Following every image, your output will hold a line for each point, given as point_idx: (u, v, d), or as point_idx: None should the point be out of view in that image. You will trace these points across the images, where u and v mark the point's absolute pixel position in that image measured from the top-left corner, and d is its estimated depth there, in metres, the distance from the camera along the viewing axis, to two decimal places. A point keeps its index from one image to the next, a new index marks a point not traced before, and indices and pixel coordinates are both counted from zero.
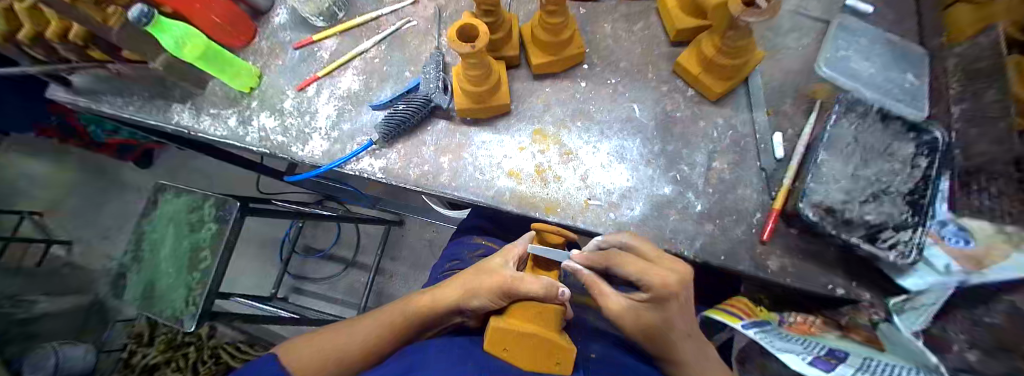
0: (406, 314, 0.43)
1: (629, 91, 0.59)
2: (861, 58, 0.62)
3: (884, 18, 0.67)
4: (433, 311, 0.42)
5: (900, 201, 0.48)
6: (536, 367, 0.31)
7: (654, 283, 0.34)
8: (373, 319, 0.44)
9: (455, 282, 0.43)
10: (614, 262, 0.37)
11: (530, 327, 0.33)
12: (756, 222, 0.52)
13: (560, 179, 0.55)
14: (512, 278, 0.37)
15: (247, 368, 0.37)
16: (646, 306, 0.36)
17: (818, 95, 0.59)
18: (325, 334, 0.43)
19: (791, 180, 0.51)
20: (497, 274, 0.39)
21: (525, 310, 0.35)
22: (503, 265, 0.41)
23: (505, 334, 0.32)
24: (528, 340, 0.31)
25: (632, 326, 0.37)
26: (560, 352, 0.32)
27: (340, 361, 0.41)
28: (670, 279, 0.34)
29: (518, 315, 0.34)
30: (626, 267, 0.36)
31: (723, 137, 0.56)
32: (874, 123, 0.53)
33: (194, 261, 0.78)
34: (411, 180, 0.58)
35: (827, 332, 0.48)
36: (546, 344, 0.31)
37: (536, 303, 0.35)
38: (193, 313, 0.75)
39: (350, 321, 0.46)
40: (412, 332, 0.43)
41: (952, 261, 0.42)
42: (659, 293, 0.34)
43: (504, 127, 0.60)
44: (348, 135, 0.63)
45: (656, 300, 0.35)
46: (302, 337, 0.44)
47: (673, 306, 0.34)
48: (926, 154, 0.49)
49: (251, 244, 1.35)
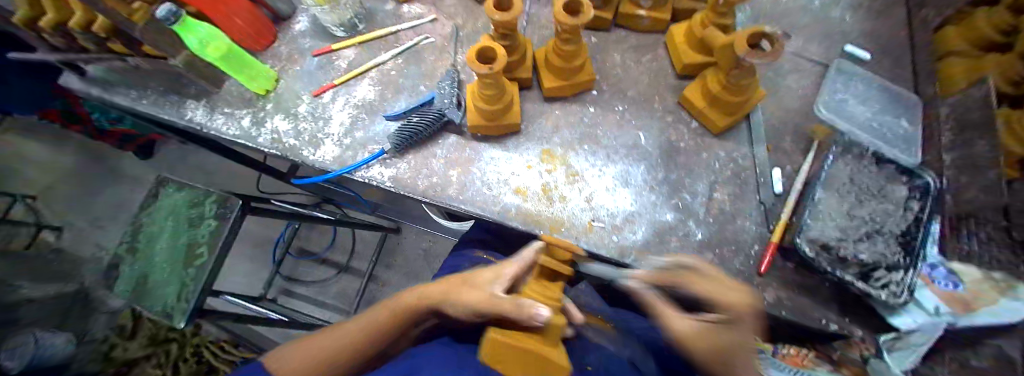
0: (392, 314, 0.40)
1: (635, 118, 0.61)
2: (858, 102, 0.65)
3: (879, 64, 0.71)
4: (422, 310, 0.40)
5: (892, 242, 0.50)
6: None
7: (730, 299, 0.29)
8: (358, 321, 0.42)
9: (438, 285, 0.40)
10: (684, 278, 0.34)
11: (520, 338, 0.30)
12: (754, 254, 0.53)
13: (565, 200, 0.57)
14: (493, 298, 0.33)
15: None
16: (714, 326, 0.30)
17: (817, 134, 0.61)
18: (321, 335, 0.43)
19: (789, 214, 0.53)
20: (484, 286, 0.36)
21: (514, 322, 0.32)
22: (490, 281, 0.37)
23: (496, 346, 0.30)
24: (520, 355, 0.30)
25: (702, 356, 0.29)
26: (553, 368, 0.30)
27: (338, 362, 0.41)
28: (746, 300, 0.30)
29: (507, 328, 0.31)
30: (696, 280, 0.32)
31: (724, 169, 0.58)
32: (867, 165, 0.55)
33: (191, 257, 0.78)
34: (418, 190, 0.59)
35: (819, 366, 0.48)
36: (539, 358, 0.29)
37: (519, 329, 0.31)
38: (184, 310, 0.74)
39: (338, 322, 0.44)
40: (402, 331, 0.42)
41: (939, 302, 0.44)
42: (734, 309, 0.29)
43: (513, 145, 0.61)
44: (360, 143, 0.64)
45: (727, 319, 0.30)
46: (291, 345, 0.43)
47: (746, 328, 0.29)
48: (917, 197, 0.52)
49: (245, 242, 1.34)
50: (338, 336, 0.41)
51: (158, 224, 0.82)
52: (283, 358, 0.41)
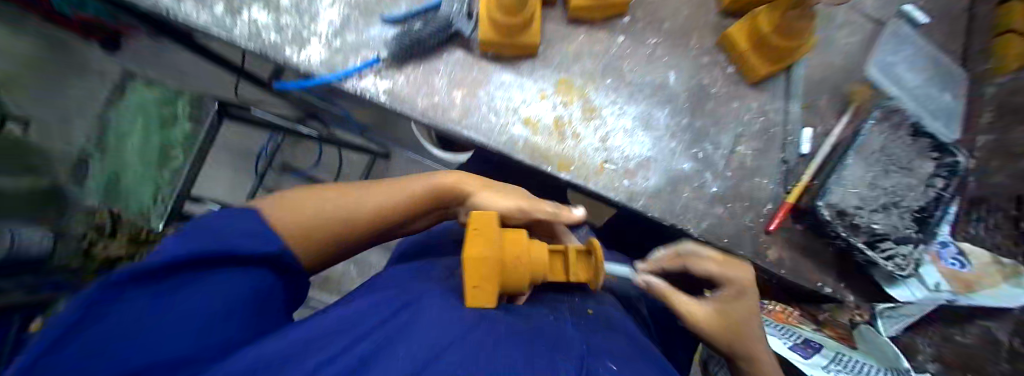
0: (411, 199, 0.41)
1: (667, 55, 0.55)
2: (907, 67, 0.59)
3: (941, 24, 0.63)
4: (441, 200, 0.43)
5: (907, 216, 0.49)
6: (473, 290, 0.28)
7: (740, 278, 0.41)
8: (383, 192, 0.41)
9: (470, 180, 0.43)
10: (693, 260, 0.43)
11: (508, 249, 0.31)
12: (766, 212, 0.52)
13: (578, 137, 0.52)
14: (526, 203, 0.40)
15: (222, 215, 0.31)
16: (734, 301, 0.40)
17: (856, 97, 0.56)
18: (327, 196, 0.38)
19: (810, 177, 0.51)
20: (517, 198, 0.40)
21: (538, 245, 0.33)
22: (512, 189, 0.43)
23: (481, 228, 0.31)
24: (489, 266, 0.29)
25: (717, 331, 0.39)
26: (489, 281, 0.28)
27: (342, 233, 0.38)
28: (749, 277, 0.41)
29: (521, 235, 0.33)
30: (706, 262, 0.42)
31: (752, 122, 0.53)
32: (904, 136, 0.52)
33: (166, 159, 0.73)
34: (416, 109, 0.52)
35: (803, 323, 0.51)
36: (466, 278, 0.28)
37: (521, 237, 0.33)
38: (161, 212, 0.72)
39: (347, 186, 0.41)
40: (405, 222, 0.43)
41: (942, 279, 0.45)
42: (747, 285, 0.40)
43: (527, 71, 0.54)
44: (352, 48, 0.55)
45: (739, 292, 0.40)
46: (285, 196, 0.38)
47: (752, 298, 0.40)
48: (943, 175, 0.49)
49: (225, 152, 1.27)
50: (352, 206, 0.38)
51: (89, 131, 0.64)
52: (277, 207, 0.35)
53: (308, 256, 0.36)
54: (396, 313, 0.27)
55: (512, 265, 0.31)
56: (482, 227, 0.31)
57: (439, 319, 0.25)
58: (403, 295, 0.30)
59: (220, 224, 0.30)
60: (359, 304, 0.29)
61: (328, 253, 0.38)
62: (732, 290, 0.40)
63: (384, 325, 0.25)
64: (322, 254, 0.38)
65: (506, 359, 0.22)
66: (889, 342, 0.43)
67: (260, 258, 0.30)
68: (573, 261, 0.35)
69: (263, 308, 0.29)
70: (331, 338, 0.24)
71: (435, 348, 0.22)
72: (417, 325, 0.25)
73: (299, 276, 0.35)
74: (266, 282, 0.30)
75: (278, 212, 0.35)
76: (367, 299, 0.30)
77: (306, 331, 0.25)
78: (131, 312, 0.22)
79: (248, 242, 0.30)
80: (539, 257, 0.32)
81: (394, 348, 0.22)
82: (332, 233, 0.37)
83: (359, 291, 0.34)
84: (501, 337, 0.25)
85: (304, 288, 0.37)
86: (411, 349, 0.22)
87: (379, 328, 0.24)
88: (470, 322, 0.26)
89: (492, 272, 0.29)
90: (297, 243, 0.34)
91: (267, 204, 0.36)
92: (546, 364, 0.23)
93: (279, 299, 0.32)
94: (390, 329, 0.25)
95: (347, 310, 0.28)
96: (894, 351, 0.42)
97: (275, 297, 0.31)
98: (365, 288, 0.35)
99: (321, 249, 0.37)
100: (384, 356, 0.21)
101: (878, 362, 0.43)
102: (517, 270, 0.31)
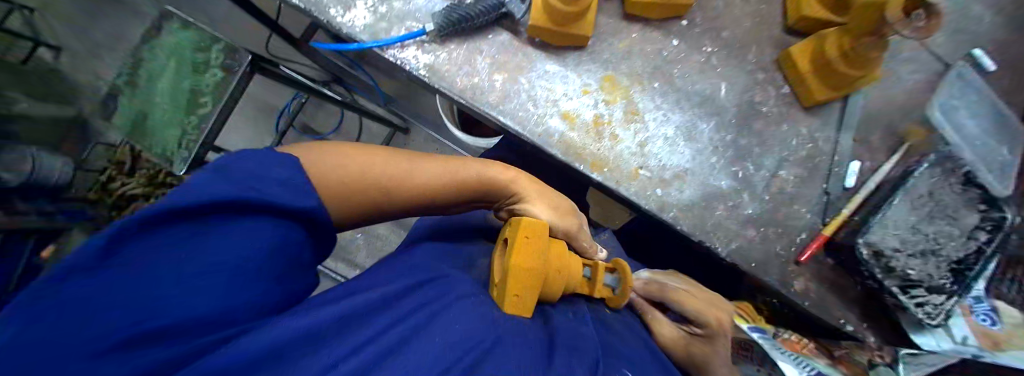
0: (458, 183, 0.40)
1: (721, 66, 0.52)
2: (969, 112, 0.54)
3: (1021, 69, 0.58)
4: (487, 194, 0.42)
5: (944, 265, 0.47)
6: (513, 291, 0.31)
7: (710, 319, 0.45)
8: (432, 172, 0.39)
9: (525, 182, 0.42)
10: (670, 294, 0.48)
11: (552, 260, 0.34)
12: (799, 241, 0.51)
13: (617, 139, 0.50)
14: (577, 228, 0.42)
15: (263, 159, 0.30)
16: (702, 344, 0.44)
17: (912, 137, 0.54)
18: (375, 162, 0.37)
19: (851, 212, 0.49)
20: (567, 217, 0.42)
21: (576, 259, 0.38)
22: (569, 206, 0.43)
23: (533, 236, 0.33)
24: (533, 273, 0.32)
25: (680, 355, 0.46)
26: (529, 287, 0.32)
27: (376, 206, 0.38)
28: (721, 316, 0.45)
29: (563, 250, 0.36)
30: (686, 298, 0.46)
31: (799, 147, 0.51)
32: (954, 183, 0.49)
33: (195, 104, 0.73)
34: (455, 88, 0.51)
35: (817, 356, 0.50)
36: (511, 286, 0.31)
37: (562, 253, 0.36)
38: (186, 157, 0.72)
39: (398, 152, 0.40)
40: (445, 207, 0.42)
41: (970, 334, 0.44)
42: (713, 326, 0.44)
43: (573, 62, 0.52)
44: (398, 15, 0.53)
45: (709, 335, 0.44)
46: (333, 145, 0.36)
47: (720, 345, 0.44)
48: (988, 229, 0.46)
49: (249, 104, 1.28)
50: (400, 180, 0.37)
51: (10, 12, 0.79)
52: (323, 158, 0.34)
53: (341, 215, 0.36)
54: (426, 305, 0.29)
55: (553, 275, 0.35)
56: (533, 234, 0.33)
57: (469, 317, 0.28)
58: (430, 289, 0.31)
59: (254, 168, 0.29)
60: (390, 287, 0.30)
61: (362, 217, 0.38)
62: (702, 333, 0.45)
63: (410, 318, 0.27)
64: (356, 216, 0.37)
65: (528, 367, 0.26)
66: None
67: (296, 213, 0.30)
68: (602, 272, 0.40)
69: (287, 262, 0.29)
70: (357, 326, 0.26)
71: (470, 350, 0.25)
72: (440, 322, 0.27)
73: (328, 235, 0.35)
74: (294, 237, 0.30)
75: (325, 163, 0.34)
76: (399, 282, 0.31)
77: (330, 313, 0.25)
78: (154, 256, 0.22)
79: (290, 196, 0.29)
80: (575, 270, 0.37)
81: (416, 347, 0.24)
82: (373, 200, 0.37)
83: (385, 270, 0.36)
84: (518, 342, 0.28)
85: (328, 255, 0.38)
86: (443, 346, 0.25)
87: (400, 327, 0.26)
88: (497, 323, 0.29)
89: (534, 282, 0.32)
90: (335, 202, 0.34)
91: (312, 151, 0.35)
92: None
93: (305, 258, 0.33)
94: (416, 322, 0.27)
95: (373, 294, 0.29)
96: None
97: (302, 255, 0.32)
98: (390, 266, 0.37)
99: (356, 212, 0.37)
100: (406, 353, 0.23)
101: None
102: (557, 281, 0.35)
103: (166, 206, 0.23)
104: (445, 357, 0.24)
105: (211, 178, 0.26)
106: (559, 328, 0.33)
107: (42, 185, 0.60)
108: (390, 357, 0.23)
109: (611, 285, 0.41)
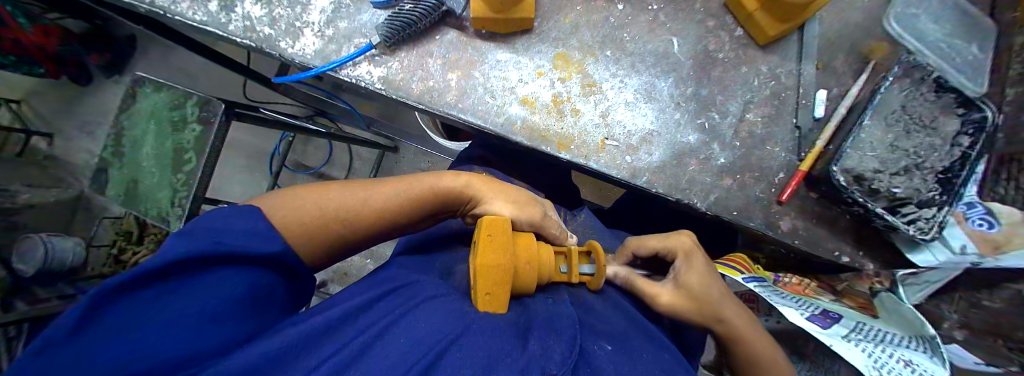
0: (419, 196, 0.40)
1: (670, 21, 0.52)
2: (931, 18, 0.52)
3: None
4: (449, 202, 0.42)
5: (930, 178, 0.46)
6: (483, 286, 0.31)
7: (676, 245, 0.46)
8: (393, 189, 0.40)
9: (481, 182, 0.43)
10: (634, 243, 0.48)
11: (520, 253, 0.35)
12: (778, 182, 0.50)
13: (578, 113, 0.50)
14: (543, 218, 0.42)
15: (221, 212, 0.31)
16: (684, 272, 0.44)
17: (876, 54, 0.52)
18: (334, 189, 0.37)
19: (825, 142, 0.49)
20: (528, 206, 0.42)
21: (544, 250, 0.37)
22: (532, 198, 0.44)
23: (495, 234, 0.33)
24: (498, 274, 0.31)
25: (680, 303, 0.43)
26: (499, 285, 0.31)
27: (341, 234, 0.37)
28: (684, 239, 0.46)
29: (531, 242, 0.36)
30: (650, 237, 0.47)
31: (763, 87, 0.51)
32: (925, 92, 0.48)
33: (179, 161, 0.73)
34: (413, 96, 0.51)
35: (821, 295, 0.51)
36: (481, 286, 0.31)
37: (529, 242, 0.36)
38: (180, 214, 0.73)
39: (353, 181, 0.40)
40: (418, 222, 0.43)
41: (968, 242, 0.43)
42: (679, 248, 0.45)
43: (523, 47, 0.52)
44: (344, 35, 0.52)
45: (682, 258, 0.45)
46: (286, 190, 0.37)
47: (698, 260, 0.44)
48: (970, 133, 0.45)
49: (238, 152, 1.30)
50: (357, 207, 0.37)
51: (17, 138, 1.01)
52: (281, 202, 0.35)
53: (308, 254, 0.35)
54: (393, 312, 0.29)
55: (523, 267, 0.34)
56: (497, 233, 0.33)
57: (436, 316, 0.28)
58: (398, 299, 0.32)
59: (216, 219, 0.30)
60: (355, 301, 0.31)
61: (328, 254, 0.38)
62: (679, 259, 0.45)
63: (375, 326, 0.27)
64: (322, 256, 0.37)
65: (500, 350, 0.26)
66: (914, 311, 0.42)
67: (257, 256, 0.30)
68: (576, 261, 0.39)
69: (257, 303, 0.30)
70: (319, 346, 0.26)
71: (438, 344, 0.25)
72: (401, 328, 0.27)
73: (302, 270, 0.35)
74: (260, 278, 0.30)
75: (280, 206, 0.34)
76: (366, 296, 0.32)
77: (294, 335, 0.26)
78: (131, 316, 0.23)
79: (250, 242, 0.30)
80: (547, 260, 0.37)
81: (379, 353, 0.25)
82: (335, 230, 0.36)
83: (356, 285, 0.36)
84: (487, 330, 0.28)
85: (307, 291, 0.39)
86: (412, 345, 0.25)
87: (358, 341, 0.26)
88: (467, 317, 0.29)
89: (504, 279, 0.31)
90: (300, 241, 0.34)
91: (271, 198, 0.35)
92: (539, 350, 0.27)
93: (280, 295, 0.33)
94: (382, 330, 0.27)
95: (335, 311, 0.29)
96: (918, 317, 0.42)
97: (275, 294, 0.32)
98: (366, 279, 0.38)
99: (322, 246, 0.36)
100: (369, 359, 0.24)
101: (901, 330, 0.43)
102: (527, 271, 0.35)
103: (130, 271, 0.24)
104: (412, 355, 0.24)
105: (175, 241, 0.27)
106: (537, 313, 0.34)
107: (62, 266, 0.77)
108: (354, 365, 0.23)
109: (587, 270, 0.40)
